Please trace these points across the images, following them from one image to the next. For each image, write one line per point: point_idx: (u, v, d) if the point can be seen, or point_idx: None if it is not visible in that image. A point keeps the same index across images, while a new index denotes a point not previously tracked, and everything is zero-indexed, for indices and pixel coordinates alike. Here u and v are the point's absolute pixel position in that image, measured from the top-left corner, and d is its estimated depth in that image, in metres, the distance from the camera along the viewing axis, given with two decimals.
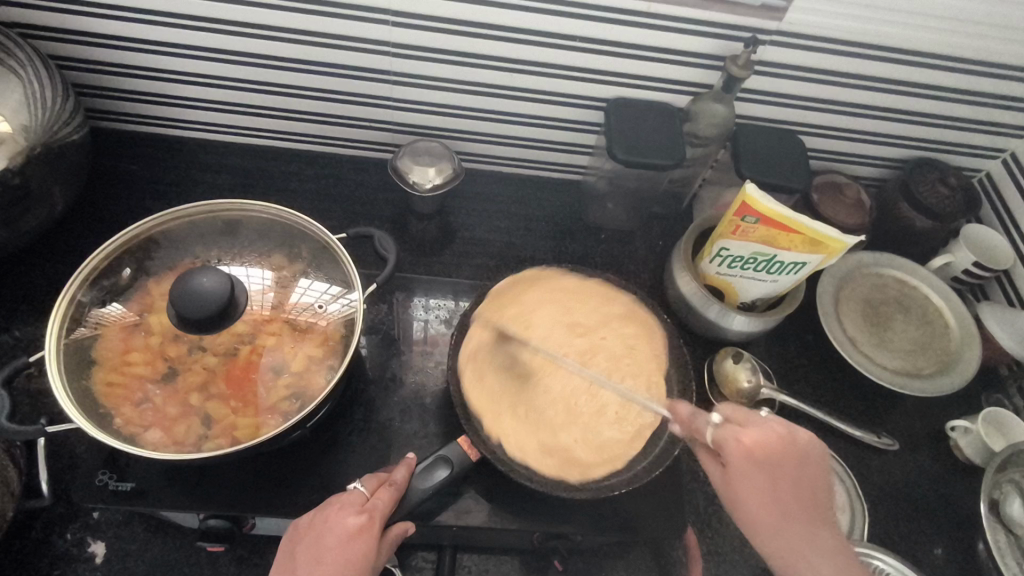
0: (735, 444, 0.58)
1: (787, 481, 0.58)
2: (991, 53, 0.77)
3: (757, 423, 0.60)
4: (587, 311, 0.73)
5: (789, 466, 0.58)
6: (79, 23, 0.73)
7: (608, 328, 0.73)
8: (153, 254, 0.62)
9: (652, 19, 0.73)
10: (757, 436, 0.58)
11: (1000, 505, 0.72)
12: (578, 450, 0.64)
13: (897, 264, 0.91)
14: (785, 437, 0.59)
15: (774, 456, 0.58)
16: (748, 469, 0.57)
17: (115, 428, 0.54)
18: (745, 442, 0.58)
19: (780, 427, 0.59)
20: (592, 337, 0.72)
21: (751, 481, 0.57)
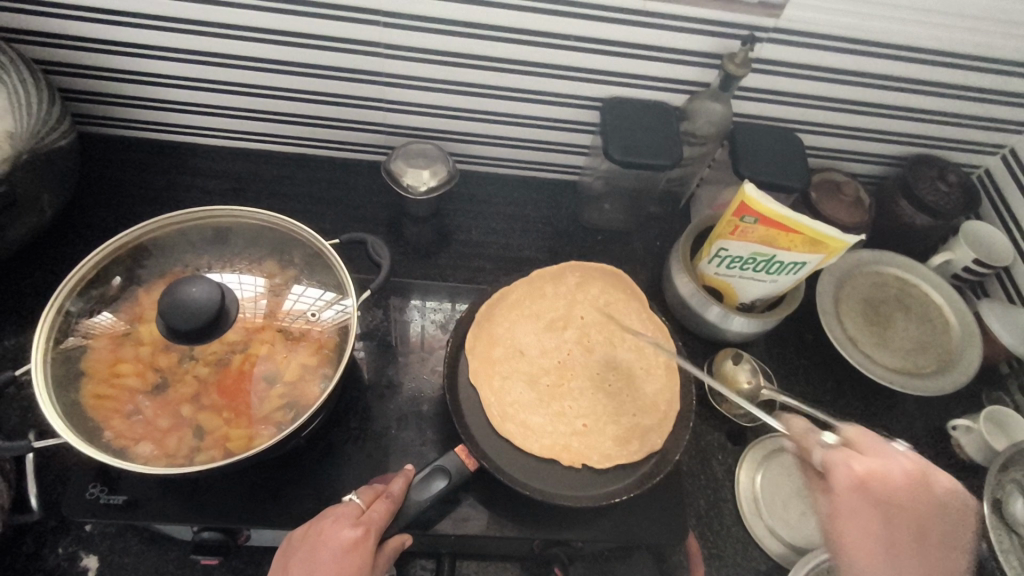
0: (846, 470, 0.53)
1: (912, 527, 0.52)
2: (990, 48, 0.76)
3: (883, 453, 0.55)
4: (567, 304, 0.77)
5: (907, 506, 0.52)
6: (64, 28, 0.72)
7: (596, 316, 0.77)
8: (143, 262, 0.61)
9: (647, 18, 0.72)
10: (874, 465, 0.53)
11: (1002, 505, 0.72)
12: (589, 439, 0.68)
13: (897, 262, 0.90)
14: (913, 474, 0.53)
15: (892, 491, 0.52)
16: (854, 497, 0.52)
17: (105, 442, 0.53)
18: (858, 471, 0.53)
19: (909, 464, 0.54)
20: (573, 325, 0.76)
21: (855, 511, 0.52)
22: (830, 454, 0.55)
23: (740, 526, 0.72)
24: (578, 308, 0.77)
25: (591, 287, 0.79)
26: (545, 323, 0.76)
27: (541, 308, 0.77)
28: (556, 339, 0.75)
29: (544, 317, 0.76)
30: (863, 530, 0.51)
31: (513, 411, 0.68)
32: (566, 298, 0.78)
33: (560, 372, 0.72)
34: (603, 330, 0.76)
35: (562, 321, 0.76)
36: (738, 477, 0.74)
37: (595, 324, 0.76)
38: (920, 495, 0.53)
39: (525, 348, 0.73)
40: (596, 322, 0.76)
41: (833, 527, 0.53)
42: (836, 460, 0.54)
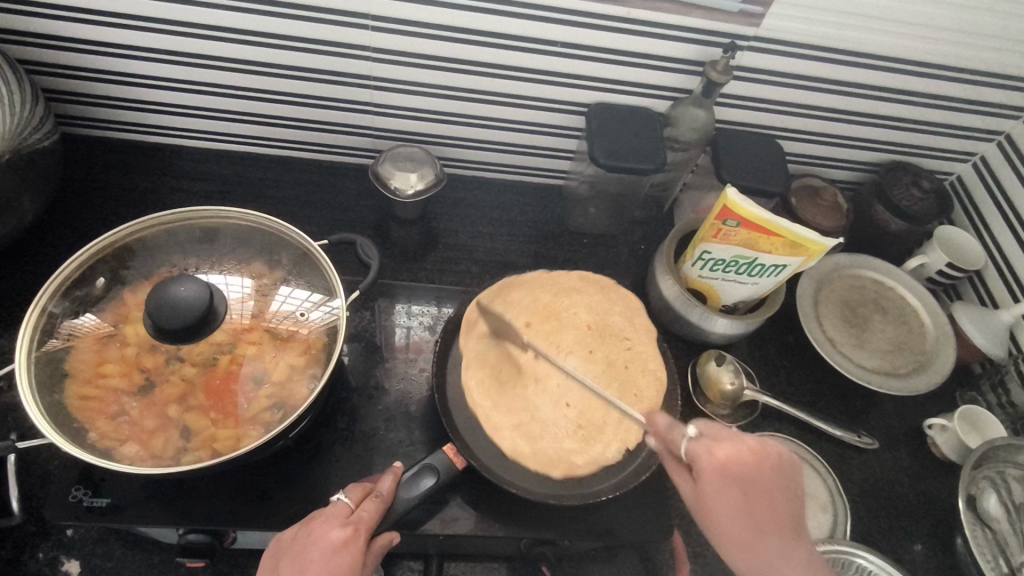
0: (709, 457, 0.56)
1: (753, 501, 0.55)
2: (961, 59, 0.79)
3: (728, 438, 0.57)
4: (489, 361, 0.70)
5: (756, 483, 0.55)
6: (50, 27, 0.72)
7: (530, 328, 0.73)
8: (128, 263, 0.60)
9: (632, 25, 0.74)
10: (730, 449, 0.56)
11: (977, 501, 0.74)
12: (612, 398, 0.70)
13: (875, 266, 0.93)
14: (758, 453, 0.56)
15: (748, 472, 0.55)
16: (722, 482, 0.55)
17: (90, 443, 0.53)
18: (718, 456, 0.55)
19: (753, 441, 0.56)
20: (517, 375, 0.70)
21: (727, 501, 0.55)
22: (690, 444, 0.57)
23: None
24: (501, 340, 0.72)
25: (476, 331, 0.72)
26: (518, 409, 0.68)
27: (497, 406, 0.68)
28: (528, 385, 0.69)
29: (517, 404, 0.68)
30: (731, 515, 0.55)
31: (562, 451, 0.66)
32: (495, 361, 0.70)
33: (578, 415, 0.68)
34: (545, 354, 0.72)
35: (495, 370, 0.70)
36: None
37: (514, 350, 0.71)
38: (761, 474, 0.55)
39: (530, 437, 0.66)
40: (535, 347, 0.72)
41: (708, 514, 0.56)
42: (697, 449, 0.57)
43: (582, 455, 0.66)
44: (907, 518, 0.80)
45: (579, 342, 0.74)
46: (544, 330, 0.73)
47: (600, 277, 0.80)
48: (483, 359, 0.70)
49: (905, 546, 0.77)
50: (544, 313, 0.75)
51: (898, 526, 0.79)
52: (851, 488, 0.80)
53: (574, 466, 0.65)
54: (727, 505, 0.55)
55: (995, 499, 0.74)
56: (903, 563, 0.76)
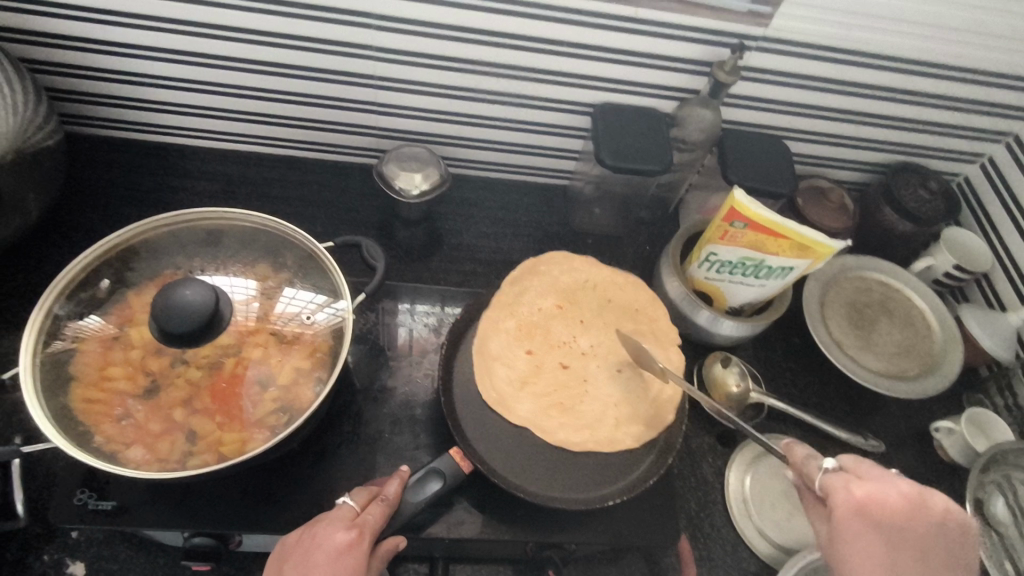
0: (846, 495, 0.51)
1: (905, 550, 0.49)
2: (970, 59, 0.79)
3: (880, 478, 0.53)
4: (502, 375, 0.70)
5: (909, 529, 0.50)
6: (53, 26, 0.71)
7: (529, 337, 0.73)
8: (133, 265, 0.60)
9: (639, 24, 0.73)
10: (873, 488, 0.52)
11: (983, 504, 0.74)
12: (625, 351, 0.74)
13: (882, 267, 0.92)
14: (913, 499, 0.52)
15: (893, 516, 0.50)
16: (850, 522, 0.50)
17: (95, 446, 0.52)
18: (858, 495, 0.51)
19: (906, 486, 0.52)
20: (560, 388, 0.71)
21: (867, 543, 0.49)
22: (826, 476, 0.54)
23: (731, 528, 0.72)
24: (506, 354, 0.71)
25: (496, 367, 0.70)
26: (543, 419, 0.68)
27: (564, 409, 0.69)
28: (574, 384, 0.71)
29: (576, 402, 0.70)
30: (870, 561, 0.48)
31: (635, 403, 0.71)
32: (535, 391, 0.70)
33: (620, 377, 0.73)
34: (559, 354, 0.73)
35: (533, 384, 0.70)
36: (728, 477, 0.75)
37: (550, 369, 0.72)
38: (917, 520, 0.51)
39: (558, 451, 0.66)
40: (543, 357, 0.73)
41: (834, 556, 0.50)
42: (833, 484, 0.53)
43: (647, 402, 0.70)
44: None
45: (569, 324, 0.75)
46: (557, 348, 0.74)
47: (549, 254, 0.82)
48: (520, 384, 0.70)
49: None
50: (530, 327, 0.74)
51: None
52: None
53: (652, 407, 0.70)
54: (867, 552, 0.48)
55: (1002, 503, 0.74)
56: None
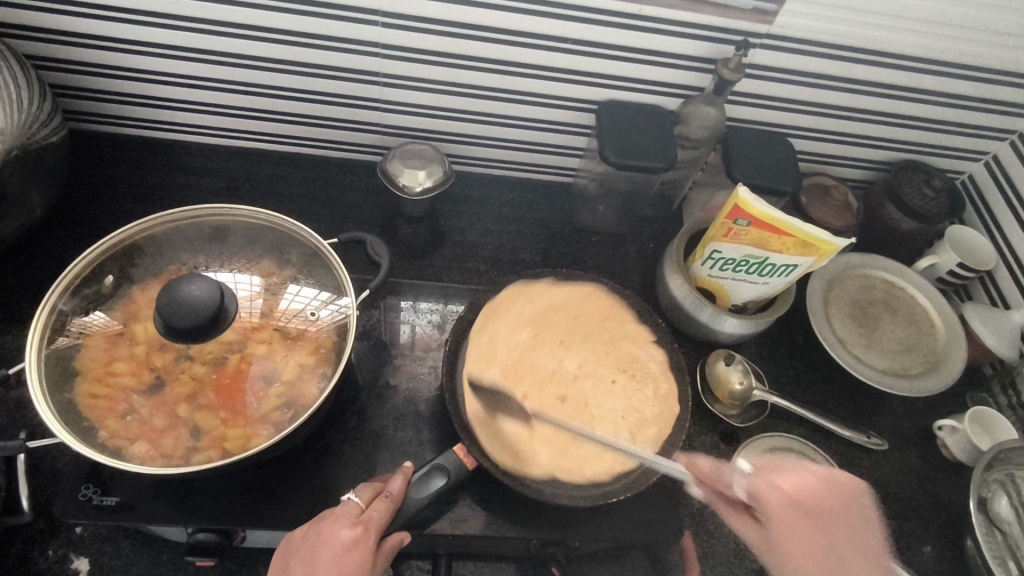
0: (773, 490, 0.57)
1: (834, 529, 0.56)
2: (975, 57, 0.78)
3: (795, 470, 0.59)
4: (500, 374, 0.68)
5: (830, 510, 0.56)
6: (58, 22, 0.71)
7: (524, 332, 0.71)
8: (137, 261, 0.60)
9: (643, 22, 0.73)
10: (796, 480, 0.58)
11: (988, 503, 0.74)
12: (607, 363, 0.72)
13: (885, 266, 0.92)
14: (829, 482, 0.58)
15: (816, 501, 0.56)
16: (788, 516, 0.55)
17: (99, 442, 0.52)
18: (784, 488, 0.57)
19: (823, 473, 0.58)
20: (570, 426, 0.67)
21: (796, 534, 0.54)
22: (749, 480, 0.58)
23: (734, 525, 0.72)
24: (501, 352, 0.69)
25: (498, 419, 0.66)
26: (553, 413, 0.67)
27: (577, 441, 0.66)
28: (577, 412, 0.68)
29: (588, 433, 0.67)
30: (804, 544, 0.54)
31: (635, 413, 0.69)
32: (542, 433, 0.66)
33: (612, 390, 0.70)
34: (552, 389, 0.69)
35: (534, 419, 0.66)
36: None
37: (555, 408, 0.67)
38: (834, 500, 0.57)
39: (579, 445, 0.66)
40: (540, 351, 0.71)
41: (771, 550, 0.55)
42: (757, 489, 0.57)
43: (642, 408, 0.69)
44: (917, 520, 0.79)
45: (549, 353, 0.71)
46: (551, 388, 0.69)
47: (506, 287, 0.74)
48: (523, 427, 0.66)
49: (914, 548, 0.77)
50: (512, 368, 0.69)
51: (908, 528, 0.78)
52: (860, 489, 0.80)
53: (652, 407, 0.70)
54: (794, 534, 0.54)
55: (1007, 501, 0.73)
56: (913, 565, 0.76)
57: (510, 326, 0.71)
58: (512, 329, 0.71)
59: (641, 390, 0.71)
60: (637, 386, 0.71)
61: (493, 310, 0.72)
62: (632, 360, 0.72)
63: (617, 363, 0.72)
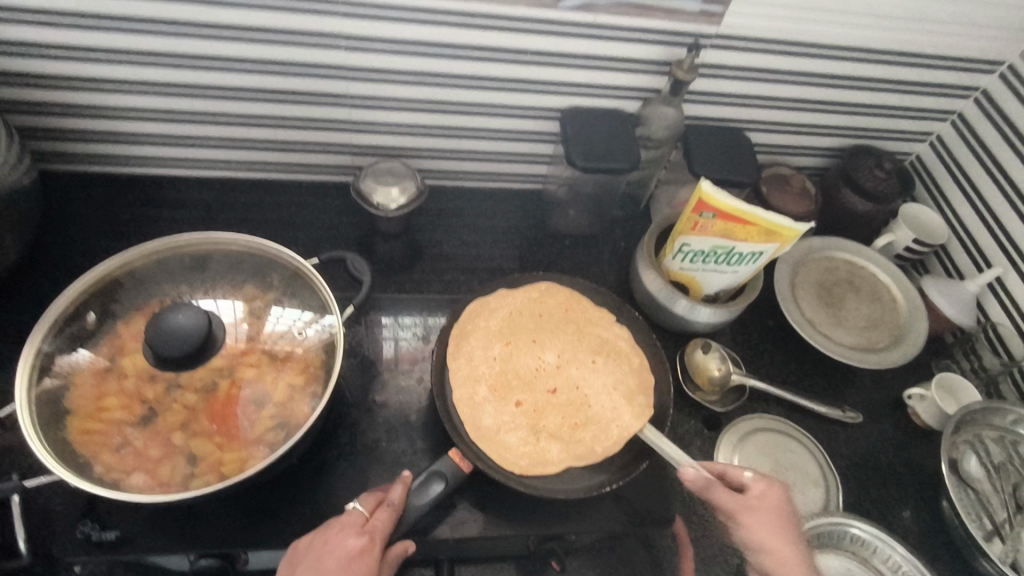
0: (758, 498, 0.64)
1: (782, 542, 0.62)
2: (910, 44, 0.84)
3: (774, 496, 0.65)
4: (485, 390, 0.70)
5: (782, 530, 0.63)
6: (22, 66, 0.72)
7: (498, 344, 0.74)
8: (119, 296, 0.60)
9: (598, 30, 0.77)
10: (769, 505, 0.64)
11: (959, 464, 0.78)
12: (582, 350, 0.76)
13: (846, 247, 0.96)
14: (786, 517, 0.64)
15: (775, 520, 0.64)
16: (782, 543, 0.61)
17: (96, 476, 0.53)
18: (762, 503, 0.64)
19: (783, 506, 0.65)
20: (568, 417, 0.70)
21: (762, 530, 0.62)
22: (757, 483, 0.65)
23: None
24: (481, 369, 0.72)
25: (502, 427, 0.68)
26: (549, 409, 0.71)
27: (580, 427, 0.70)
28: (571, 401, 0.72)
29: (586, 417, 0.71)
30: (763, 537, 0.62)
31: (620, 384, 0.73)
32: (547, 432, 0.69)
33: (593, 371, 0.74)
34: (541, 388, 0.72)
35: (535, 416, 0.70)
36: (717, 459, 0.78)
37: (552, 407, 0.71)
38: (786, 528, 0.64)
39: (586, 429, 0.70)
40: (519, 358, 0.74)
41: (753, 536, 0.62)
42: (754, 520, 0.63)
43: (623, 380, 0.74)
44: (895, 487, 0.83)
45: (528, 356, 0.74)
46: (544, 394, 0.72)
47: (469, 303, 0.76)
48: (527, 424, 0.69)
49: (895, 513, 0.81)
50: (500, 380, 0.72)
51: (887, 495, 0.82)
52: (840, 462, 0.84)
53: (634, 376, 0.74)
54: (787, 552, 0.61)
55: (974, 460, 0.79)
56: (894, 529, 0.80)
57: (483, 342, 0.74)
58: (488, 343, 0.74)
59: (617, 366, 0.75)
60: (611, 363, 0.75)
61: (466, 330, 0.74)
62: (602, 342, 0.77)
63: (589, 347, 0.76)
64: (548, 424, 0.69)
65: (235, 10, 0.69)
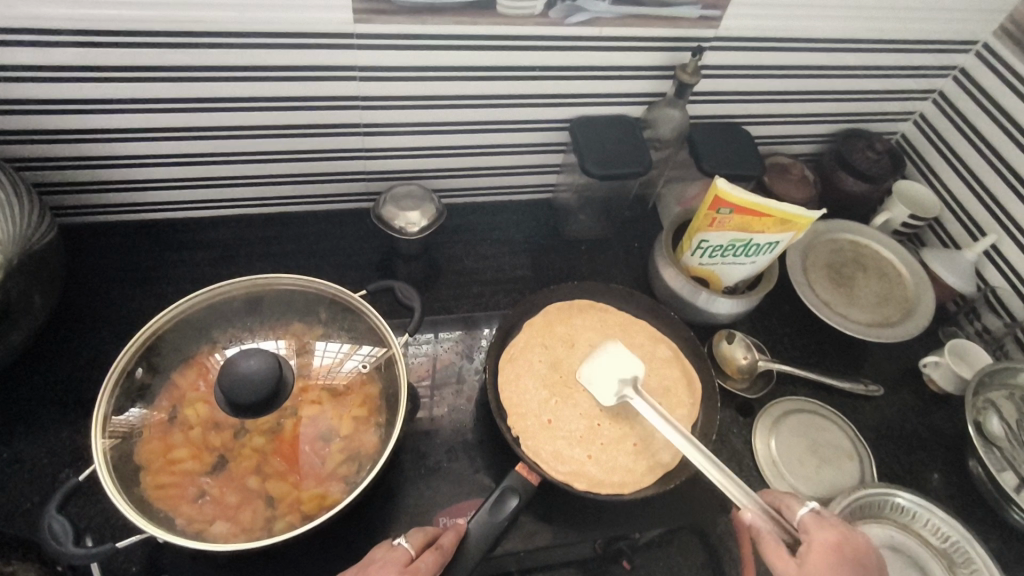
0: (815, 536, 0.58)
1: None
2: (893, 32, 0.88)
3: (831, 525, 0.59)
4: (539, 410, 0.70)
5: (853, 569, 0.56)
6: (36, 122, 0.71)
7: (541, 362, 0.73)
8: (168, 348, 0.60)
9: (604, 42, 0.79)
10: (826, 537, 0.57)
11: (983, 425, 0.82)
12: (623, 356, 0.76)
13: (850, 228, 1.00)
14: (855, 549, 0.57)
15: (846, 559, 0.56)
16: (827, 554, 0.56)
17: (179, 529, 0.53)
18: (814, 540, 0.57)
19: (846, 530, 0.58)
20: (621, 427, 0.70)
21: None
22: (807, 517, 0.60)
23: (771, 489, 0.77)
24: (529, 390, 0.71)
25: (564, 445, 0.68)
26: (604, 419, 0.71)
27: (636, 436, 0.70)
28: (622, 409, 0.72)
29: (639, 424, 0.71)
30: None
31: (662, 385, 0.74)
32: (606, 445, 0.69)
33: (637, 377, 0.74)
34: (592, 400, 0.72)
35: (592, 426, 0.70)
36: (756, 444, 0.82)
37: (606, 417, 0.71)
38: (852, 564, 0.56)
39: (642, 436, 0.70)
40: (564, 371, 0.74)
41: None
42: (812, 524, 0.59)
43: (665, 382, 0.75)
44: (924, 452, 0.87)
45: (572, 369, 0.74)
46: (597, 406, 0.72)
47: (504, 324, 0.75)
48: (584, 438, 0.69)
49: (927, 477, 0.85)
50: (552, 398, 0.71)
51: (917, 461, 0.86)
52: (869, 434, 0.87)
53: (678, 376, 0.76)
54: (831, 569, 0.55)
55: (998, 420, 0.82)
56: (928, 492, 0.84)
57: (529, 363, 0.73)
58: (548, 347, 0.75)
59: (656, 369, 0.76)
60: (650, 367, 0.76)
61: (508, 354, 0.73)
62: (642, 346, 0.77)
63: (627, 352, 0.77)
64: (604, 435, 0.70)
65: (252, 51, 0.69)
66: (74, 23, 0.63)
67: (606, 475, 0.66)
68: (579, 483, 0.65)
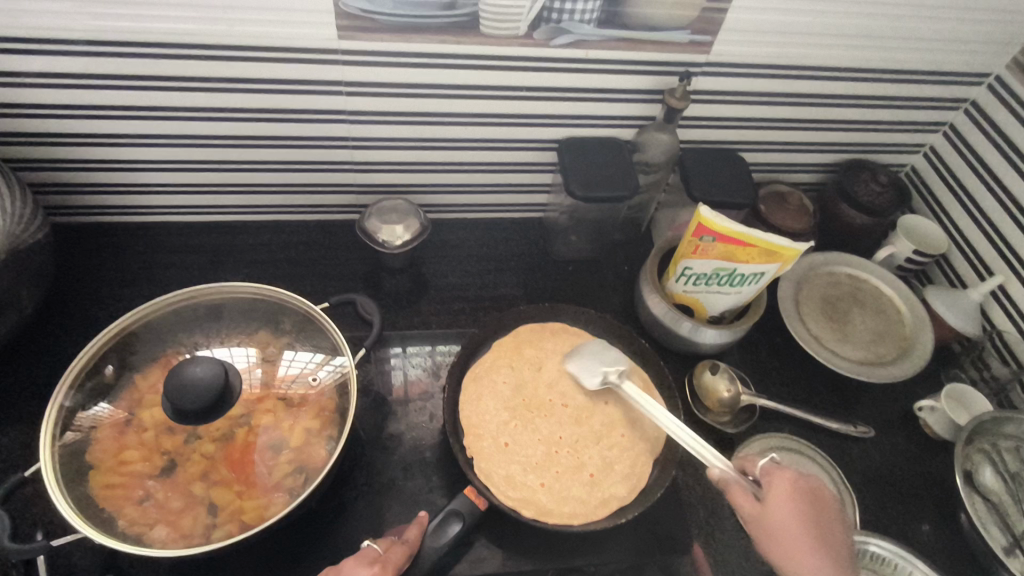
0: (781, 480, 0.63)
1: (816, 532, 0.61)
2: (897, 62, 0.86)
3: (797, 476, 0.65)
4: (497, 432, 0.70)
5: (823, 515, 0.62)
6: (34, 126, 0.74)
7: (505, 385, 0.74)
8: (134, 349, 0.62)
9: (591, 64, 0.78)
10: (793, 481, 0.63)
11: (973, 476, 0.78)
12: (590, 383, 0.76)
13: (848, 261, 0.97)
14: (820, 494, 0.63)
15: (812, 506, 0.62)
16: (793, 498, 0.62)
17: (120, 530, 0.54)
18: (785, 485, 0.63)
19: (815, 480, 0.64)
20: (580, 456, 0.70)
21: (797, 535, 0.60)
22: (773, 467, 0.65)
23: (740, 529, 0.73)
24: (489, 412, 0.72)
25: (518, 470, 0.68)
26: (563, 447, 0.71)
27: (593, 466, 0.70)
28: (582, 437, 0.72)
29: (598, 454, 0.71)
30: (789, 536, 0.60)
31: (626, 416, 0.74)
32: (561, 473, 0.68)
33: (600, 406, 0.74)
34: (552, 425, 0.72)
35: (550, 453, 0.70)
36: None
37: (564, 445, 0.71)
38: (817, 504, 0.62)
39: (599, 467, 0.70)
40: (528, 395, 0.74)
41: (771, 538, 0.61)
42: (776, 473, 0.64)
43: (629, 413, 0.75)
44: (912, 500, 0.83)
45: (536, 393, 0.74)
46: (556, 432, 0.72)
47: (470, 345, 0.77)
48: (540, 464, 0.69)
49: (913, 527, 0.81)
50: (512, 421, 0.71)
51: (904, 509, 0.82)
52: (854, 478, 0.84)
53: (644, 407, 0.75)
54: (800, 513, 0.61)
55: (989, 471, 0.79)
56: (913, 543, 0.80)
57: (493, 384, 0.74)
58: (514, 369, 0.76)
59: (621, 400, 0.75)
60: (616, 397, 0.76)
61: (471, 374, 0.74)
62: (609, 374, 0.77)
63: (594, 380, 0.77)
64: (561, 463, 0.69)
65: (239, 63, 0.71)
66: (68, 33, 0.65)
67: (558, 505, 0.66)
68: (529, 510, 0.65)
